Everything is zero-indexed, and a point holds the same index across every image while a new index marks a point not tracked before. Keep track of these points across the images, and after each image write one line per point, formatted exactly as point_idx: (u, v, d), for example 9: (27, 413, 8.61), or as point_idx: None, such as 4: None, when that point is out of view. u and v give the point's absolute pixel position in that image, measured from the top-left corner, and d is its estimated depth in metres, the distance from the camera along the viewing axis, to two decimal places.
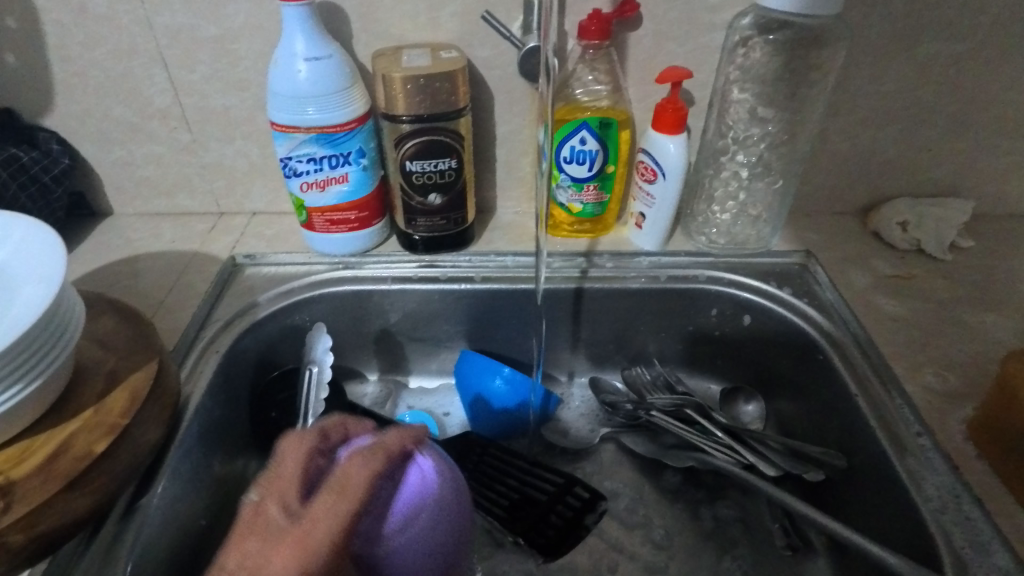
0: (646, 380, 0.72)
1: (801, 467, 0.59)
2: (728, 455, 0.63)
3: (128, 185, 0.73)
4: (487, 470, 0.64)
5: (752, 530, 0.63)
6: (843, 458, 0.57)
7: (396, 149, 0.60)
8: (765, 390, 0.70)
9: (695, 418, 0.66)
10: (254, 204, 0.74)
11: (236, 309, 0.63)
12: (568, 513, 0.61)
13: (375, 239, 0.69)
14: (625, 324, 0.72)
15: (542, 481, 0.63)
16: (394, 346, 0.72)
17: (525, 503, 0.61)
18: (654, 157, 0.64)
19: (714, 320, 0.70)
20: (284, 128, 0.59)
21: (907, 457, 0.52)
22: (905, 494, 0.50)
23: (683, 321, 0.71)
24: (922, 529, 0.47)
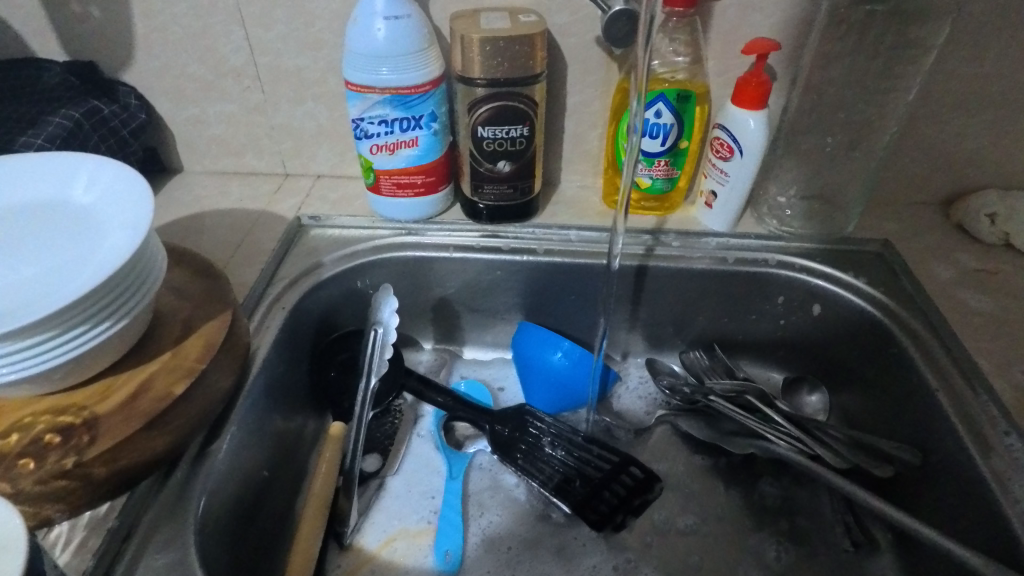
0: (704, 364, 0.71)
1: (870, 462, 0.57)
2: (792, 445, 0.61)
3: (199, 143, 0.74)
4: (542, 443, 0.63)
5: (812, 522, 0.61)
6: (918, 456, 0.55)
7: (469, 114, 0.59)
8: (831, 381, 0.68)
9: (756, 406, 0.65)
10: (319, 166, 0.75)
11: (302, 269, 0.64)
12: (621, 492, 0.59)
13: (440, 206, 0.69)
14: (687, 306, 0.70)
15: (596, 458, 0.62)
16: (451, 315, 0.73)
17: (577, 479, 0.61)
18: (732, 133, 0.62)
19: (780, 307, 0.68)
20: (359, 88, 0.59)
21: (992, 457, 0.49)
22: (990, 495, 0.48)
23: (748, 306, 0.69)
24: (1010, 532, 0.45)
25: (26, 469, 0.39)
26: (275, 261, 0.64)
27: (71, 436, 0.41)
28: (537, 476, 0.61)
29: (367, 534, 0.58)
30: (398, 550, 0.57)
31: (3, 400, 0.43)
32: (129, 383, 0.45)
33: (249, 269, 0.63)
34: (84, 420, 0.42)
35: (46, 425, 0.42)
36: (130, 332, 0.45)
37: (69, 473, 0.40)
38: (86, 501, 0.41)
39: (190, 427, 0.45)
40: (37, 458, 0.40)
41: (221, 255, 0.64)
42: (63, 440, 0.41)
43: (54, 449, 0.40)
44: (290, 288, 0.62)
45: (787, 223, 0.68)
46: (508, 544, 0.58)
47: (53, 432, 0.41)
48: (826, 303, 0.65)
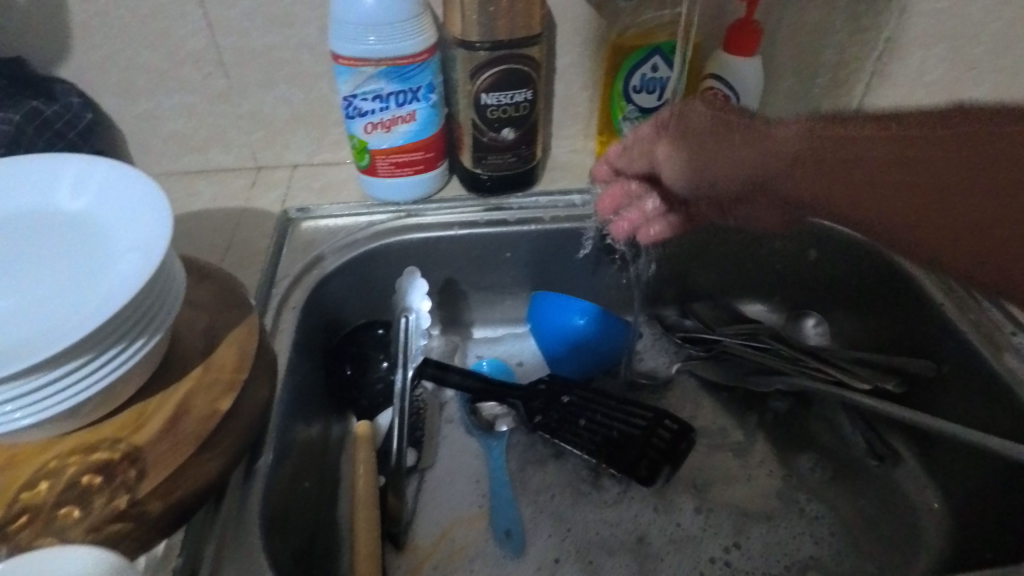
0: (711, 313, 0.73)
1: (886, 379, 0.61)
2: (812, 376, 0.63)
3: (155, 142, 0.67)
4: (575, 408, 0.62)
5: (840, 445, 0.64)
6: (932, 366, 0.59)
7: (471, 82, 0.57)
8: (831, 312, 0.71)
9: (771, 343, 0.67)
10: (295, 155, 0.70)
11: (304, 264, 0.60)
12: (662, 446, 0.59)
13: (437, 184, 0.66)
14: (690, 257, 0.71)
15: (631, 415, 0.61)
16: (458, 296, 0.70)
17: (616, 439, 0.59)
18: (726, 81, 0.62)
19: (778, 249, 0.71)
20: (351, 61, 0.54)
21: (1005, 356, 0.53)
22: (1009, 391, 0.52)
23: (748, 252, 0.71)
24: None
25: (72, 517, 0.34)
26: (273, 259, 0.59)
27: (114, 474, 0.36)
28: (576, 445, 0.59)
29: (418, 528, 0.56)
30: (456, 540, 0.55)
31: (16, 447, 0.37)
32: (164, 405, 0.40)
33: (246, 270, 0.58)
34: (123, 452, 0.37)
35: (77, 466, 0.36)
36: (157, 350, 0.40)
37: (124, 514, 0.35)
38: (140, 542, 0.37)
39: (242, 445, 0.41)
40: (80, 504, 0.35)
41: (210, 260, 0.59)
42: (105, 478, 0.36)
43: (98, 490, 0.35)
44: (297, 286, 0.58)
45: None
46: (563, 514, 0.58)
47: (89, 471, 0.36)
48: (823, 239, 0.68)
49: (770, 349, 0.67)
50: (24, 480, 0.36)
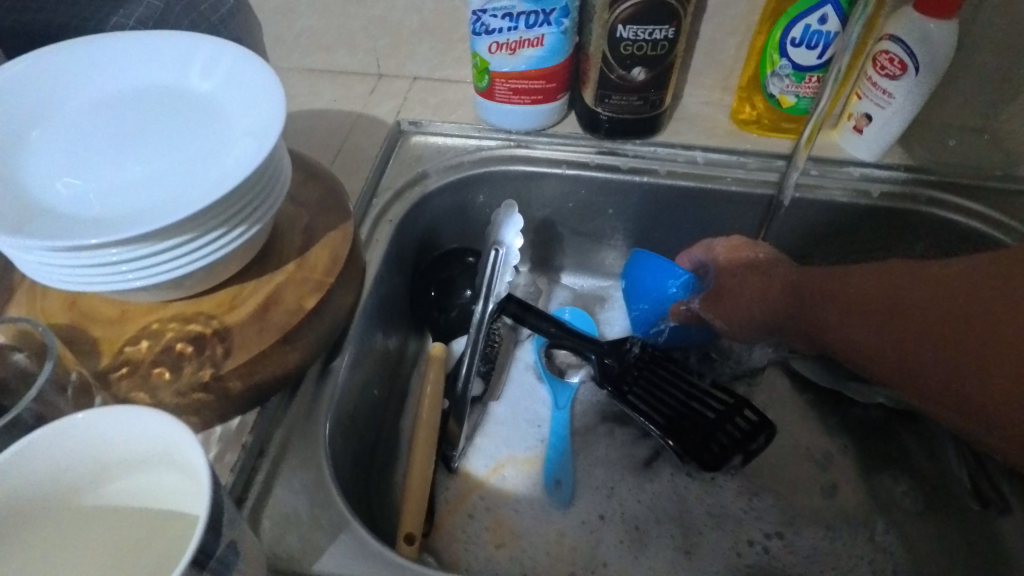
0: None
1: None
2: None
3: (288, 35, 0.68)
4: (648, 378, 0.59)
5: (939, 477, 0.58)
6: None
7: (609, 10, 0.52)
8: None
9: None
10: (417, 67, 0.69)
11: (408, 179, 0.59)
12: (736, 434, 0.55)
13: (554, 117, 0.62)
14: (815, 239, 0.64)
15: (710, 397, 0.57)
16: (554, 238, 0.68)
17: (691, 416, 0.57)
18: (908, 45, 0.53)
19: (920, 251, 0.62)
20: None
21: None
22: None
23: (884, 248, 0.63)
24: None
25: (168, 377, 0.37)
26: (379, 170, 0.59)
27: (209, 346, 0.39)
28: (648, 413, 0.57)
29: (473, 455, 0.57)
30: (507, 478, 0.56)
31: (128, 304, 0.40)
32: (257, 292, 0.42)
33: (352, 176, 0.59)
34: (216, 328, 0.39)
35: (179, 333, 0.39)
36: (258, 240, 0.42)
37: (207, 385, 0.38)
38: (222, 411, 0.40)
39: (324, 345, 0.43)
40: (177, 367, 0.37)
41: (321, 161, 0.60)
42: (199, 347, 0.38)
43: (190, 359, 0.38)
44: (397, 200, 0.58)
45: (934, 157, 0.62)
46: (616, 476, 0.57)
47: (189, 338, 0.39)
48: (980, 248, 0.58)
49: None
50: (128, 335, 0.39)
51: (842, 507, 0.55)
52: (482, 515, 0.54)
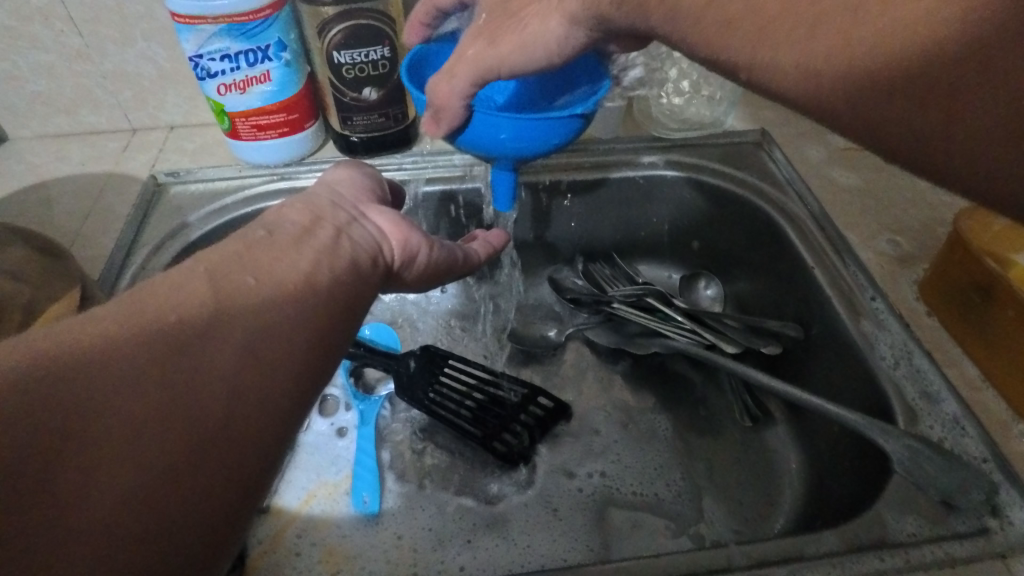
0: (606, 273, 0.71)
1: (760, 342, 0.60)
2: (690, 338, 0.62)
3: (20, 103, 0.65)
4: (451, 385, 0.62)
5: (714, 405, 0.63)
6: (800, 330, 0.57)
7: (321, 38, 0.54)
8: (724, 271, 0.69)
9: (657, 306, 0.65)
10: (170, 115, 0.68)
11: (166, 231, 0.58)
12: (532, 422, 0.60)
13: (310, 144, 0.64)
14: (582, 217, 0.69)
15: (505, 389, 0.62)
16: None
17: (485, 415, 0.60)
18: None
19: (668, 210, 0.69)
20: (187, 19, 0.51)
21: (861, 320, 0.52)
22: (859, 357, 0.50)
23: (638, 214, 0.70)
24: (876, 386, 0.48)
25: (221, 462, 0.26)
26: (134, 227, 0.58)
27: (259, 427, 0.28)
28: (450, 420, 0.59)
29: (288, 497, 0.56)
30: (318, 510, 0.56)
31: None
32: None
33: (103, 238, 0.58)
34: (270, 371, 0.29)
35: (227, 414, 0.27)
36: None
37: None
38: (223, 520, 0.26)
39: (315, 374, 0.31)
40: (214, 459, 0.26)
41: (67, 229, 0.58)
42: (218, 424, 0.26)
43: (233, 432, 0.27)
44: (156, 254, 0.57)
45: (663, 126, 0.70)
46: (425, 475, 0.58)
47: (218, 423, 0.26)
48: (714, 200, 0.66)
49: (658, 312, 0.65)
50: None
51: (634, 449, 0.60)
52: (309, 550, 0.53)
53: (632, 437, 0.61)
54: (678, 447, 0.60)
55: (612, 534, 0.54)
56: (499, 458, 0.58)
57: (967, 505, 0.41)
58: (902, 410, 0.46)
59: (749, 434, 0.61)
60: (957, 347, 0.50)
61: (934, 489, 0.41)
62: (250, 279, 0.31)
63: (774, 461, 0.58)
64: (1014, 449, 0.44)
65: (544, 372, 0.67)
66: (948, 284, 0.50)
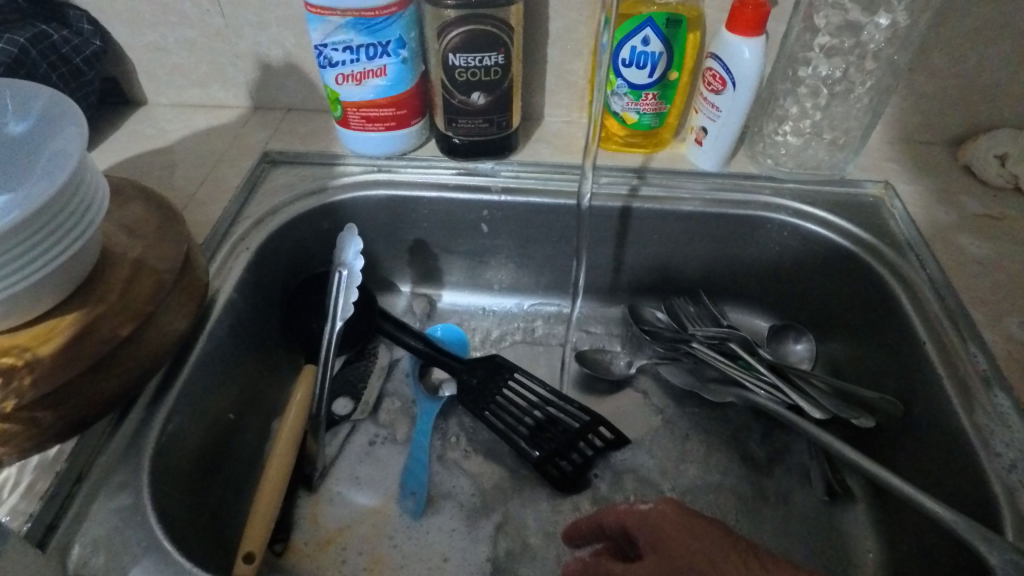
0: (689, 311, 0.68)
1: (851, 412, 0.54)
2: (772, 394, 0.58)
3: (161, 72, 0.70)
4: (513, 398, 0.61)
5: (789, 470, 0.58)
6: (901, 407, 0.52)
7: (439, 40, 0.55)
8: (821, 331, 0.64)
9: (739, 353, 0.61)
10: (289, 98, 0.71)
11: (268, 208, 0.61)
12: (589, 453, 0.57)
13: (414, 140, 0.65)
14: (671, 249, 0.66)
15: (567, 413, 0.60)
16: (429, 257, 0.70)
17: (544, 438, 0.58)
18: (724, 62, 0.57)
19: (769, 256, 0.65)
20: (319, 10, 0.54)
21: (975, 410, 0.46)
22: (969, 451, 0.45)
23: (736, 255, 0.66)
24: (985, 488, 0.43)
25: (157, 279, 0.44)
26: (241, 200, 0.62)
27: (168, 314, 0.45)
28: (506, 433, 0.58)
29: (340, 485, 0.57)
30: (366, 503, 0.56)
31: None
32: (74, 323, 0.43)
33: (212, 206, 0.61)
34: None
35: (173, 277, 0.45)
36: (76, 268, 0.44)
37: (11, 415, 0.39)
38: None
39: None
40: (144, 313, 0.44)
41: (183, 192, 0.62)
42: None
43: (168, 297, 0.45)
44: (256, 228, 0.60)
45: (780, 165, 0.65)
46: (475, 483, 0.58)
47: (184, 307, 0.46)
48: (819, 249, 0.62)
49: (739, 359, 0.62)
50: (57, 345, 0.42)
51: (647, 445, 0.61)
52: (354, 559, 0.53)
53: (693, 486, 0.58)
54: (742, 509, 0.56)
55: None
56: (549, 481, 0.57)
57: None
58: (1012, 522, 0.40)
59: (823, 510, 0.56)
60: None
61: None
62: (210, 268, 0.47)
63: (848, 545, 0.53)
64: None
65: (609, 404, 0.64)
66: None
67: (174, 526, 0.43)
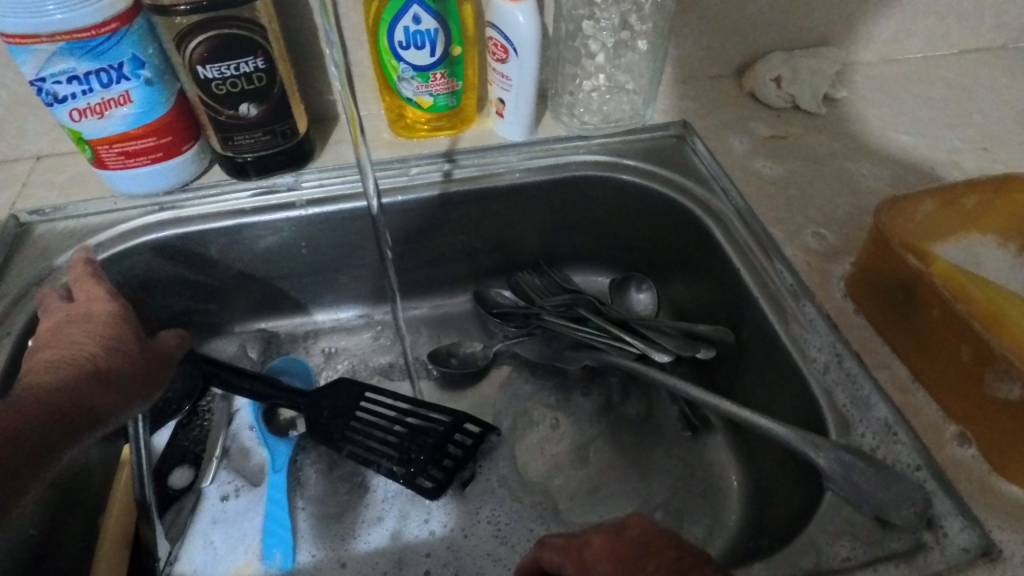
0: (536, 284, 0.67)
1: (692, 347, 0.56)
2: (619, 349, 0.58)
3: None
4: (368, 418, 0.57)
5: (652, 417, 0.60)
6: (731, 334, 0.55)
7: (182, 52, 0.49)
8: (659, 276, 0.66)
9: (586, 315, 0.61)
10: (35, 145, 0.61)
11: (29, 280, 0.52)
12: (458, 454, 0.55)
13: (193, 169, 0.57)
14: (502, 227, 0.65)
15: (428, 420, 0.57)
16: (250, 290, 0.64)
17: (411, 450, 0.55)
18: (503, 30, 0.55)
19: (595, 214, 0.65)
20: (19, 39, 0.45)
21: (789, 323, 0.49)
22: (790, 363, 0.47)
23: (565, 220, 0.66)
24: (809, 396, 0.45)
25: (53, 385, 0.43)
26: None
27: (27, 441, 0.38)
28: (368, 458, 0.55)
29: (193, 565, 0.51)
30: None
31: None
32: None
33: None
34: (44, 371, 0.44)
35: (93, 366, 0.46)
36: None
37: None
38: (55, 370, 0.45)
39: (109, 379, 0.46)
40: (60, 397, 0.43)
41: None
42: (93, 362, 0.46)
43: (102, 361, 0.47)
44: (17, 306, 0.51)
45: (585, 121, 0.65)
46: (347, 519, 0.54)
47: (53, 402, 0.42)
48: (637, 198, 0.62)
49: (587, 321, 0.61)
50: None
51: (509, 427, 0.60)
52: None
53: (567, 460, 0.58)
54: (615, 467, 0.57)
55: None
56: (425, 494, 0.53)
57: (902, 522, 0.37)
58: (833, 420, 0.43)
59: (689, 445, 0.58)
60: (888, 346, 0.46)
61: (869, 507, 0.38)
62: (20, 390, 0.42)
63: (714, 474, 0.55)
64: (950, 455, 0.41)
65: (473, 397, 0.62)
66: (876, 282, 0.47)
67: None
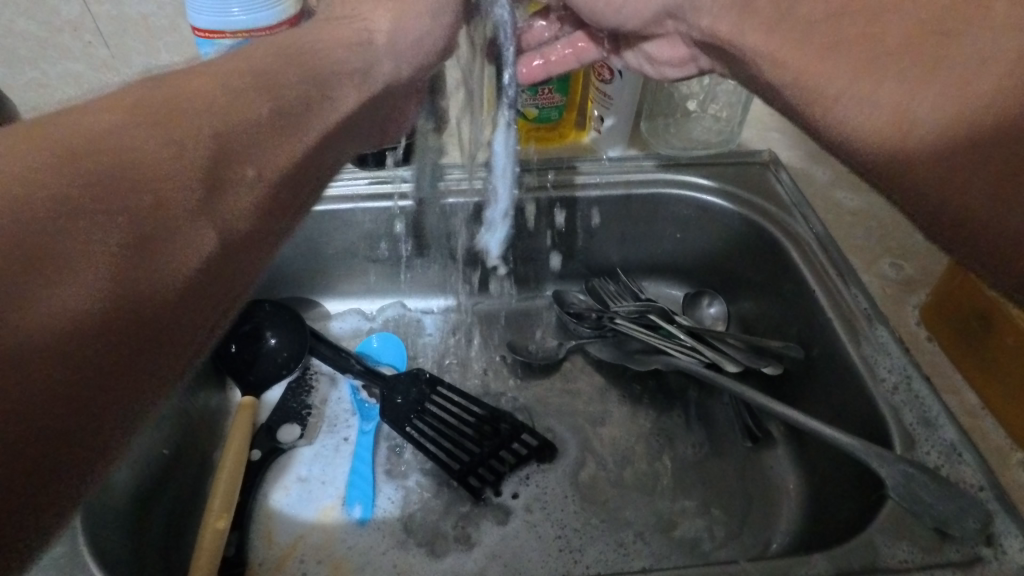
0: (610, 289, 0.70)
1: (761, 361, 0.58)
2: (690, 356, 0.61)
3: (48, 109, 0.67)
4: (438, 406, 0.61)
5: (713, 425, 0.62)
6: (802, 350, 0.56)
7: None
8: (729, 291, 0.69)
9: (659, 323, 0.64)
10: None
11: None
12: (513, 458, 0.58)
13: None
14: (586, 233, 0.70)
15: (494, 417, 0.60)
16: (354, 267, 0.71)
17: (486, 429, 0.59)
18: None
19: (674, 230, 0.69)
20: (207, 33, 0.53)
21: (861, 343, 0.51)
22: (858, 379, 0.50)
23: (646, 232, 0.70)
24: (876, 411, 0.48)
25: (115, 202, 0.28)
26: None
27: (327, 145, 0.41)
28: (424, 445, 0.58)
29: (285, 503, 0.57)
30: (300, 531, 0.55)
31: None
32: None
33: None
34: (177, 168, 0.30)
35: (103, 198, 0.27)
36: None
37: None
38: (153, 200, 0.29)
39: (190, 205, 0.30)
40: (156, 215, 0.29)
41: None
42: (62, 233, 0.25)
43: (150, 169, 0.29)
44: None
45: (673, 143, 0.70)
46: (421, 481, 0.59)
47: (149, 241, 0.28)
48: (718, 215, 0.66)
49: (659, 329, 0.64)
50: None
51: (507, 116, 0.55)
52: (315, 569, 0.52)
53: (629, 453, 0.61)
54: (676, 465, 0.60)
55: (610, 543, 0.53)
56: (471, 492, 0.56)
57: (961, 533, 0.40)
58: (898, 435, 0.45)
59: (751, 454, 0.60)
60: (958, 374, 0.49)
61: (928, 516, 0.40)
62: (249, 169, 0.34)
63: (770, 483, 0.57)
64: (1011, 479, 0.43)
65: (544, 386, 0.66)
66: (950, 312, 0.50)
67: (116, 567, 0.42)
